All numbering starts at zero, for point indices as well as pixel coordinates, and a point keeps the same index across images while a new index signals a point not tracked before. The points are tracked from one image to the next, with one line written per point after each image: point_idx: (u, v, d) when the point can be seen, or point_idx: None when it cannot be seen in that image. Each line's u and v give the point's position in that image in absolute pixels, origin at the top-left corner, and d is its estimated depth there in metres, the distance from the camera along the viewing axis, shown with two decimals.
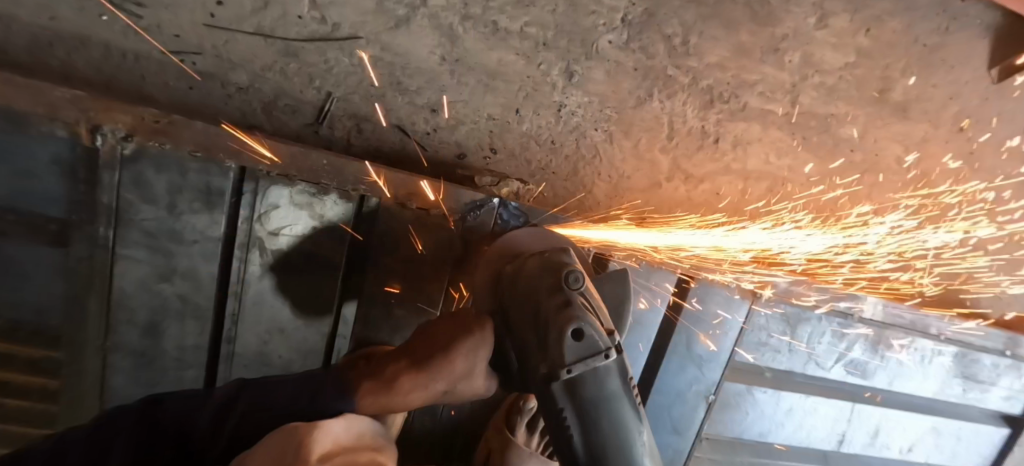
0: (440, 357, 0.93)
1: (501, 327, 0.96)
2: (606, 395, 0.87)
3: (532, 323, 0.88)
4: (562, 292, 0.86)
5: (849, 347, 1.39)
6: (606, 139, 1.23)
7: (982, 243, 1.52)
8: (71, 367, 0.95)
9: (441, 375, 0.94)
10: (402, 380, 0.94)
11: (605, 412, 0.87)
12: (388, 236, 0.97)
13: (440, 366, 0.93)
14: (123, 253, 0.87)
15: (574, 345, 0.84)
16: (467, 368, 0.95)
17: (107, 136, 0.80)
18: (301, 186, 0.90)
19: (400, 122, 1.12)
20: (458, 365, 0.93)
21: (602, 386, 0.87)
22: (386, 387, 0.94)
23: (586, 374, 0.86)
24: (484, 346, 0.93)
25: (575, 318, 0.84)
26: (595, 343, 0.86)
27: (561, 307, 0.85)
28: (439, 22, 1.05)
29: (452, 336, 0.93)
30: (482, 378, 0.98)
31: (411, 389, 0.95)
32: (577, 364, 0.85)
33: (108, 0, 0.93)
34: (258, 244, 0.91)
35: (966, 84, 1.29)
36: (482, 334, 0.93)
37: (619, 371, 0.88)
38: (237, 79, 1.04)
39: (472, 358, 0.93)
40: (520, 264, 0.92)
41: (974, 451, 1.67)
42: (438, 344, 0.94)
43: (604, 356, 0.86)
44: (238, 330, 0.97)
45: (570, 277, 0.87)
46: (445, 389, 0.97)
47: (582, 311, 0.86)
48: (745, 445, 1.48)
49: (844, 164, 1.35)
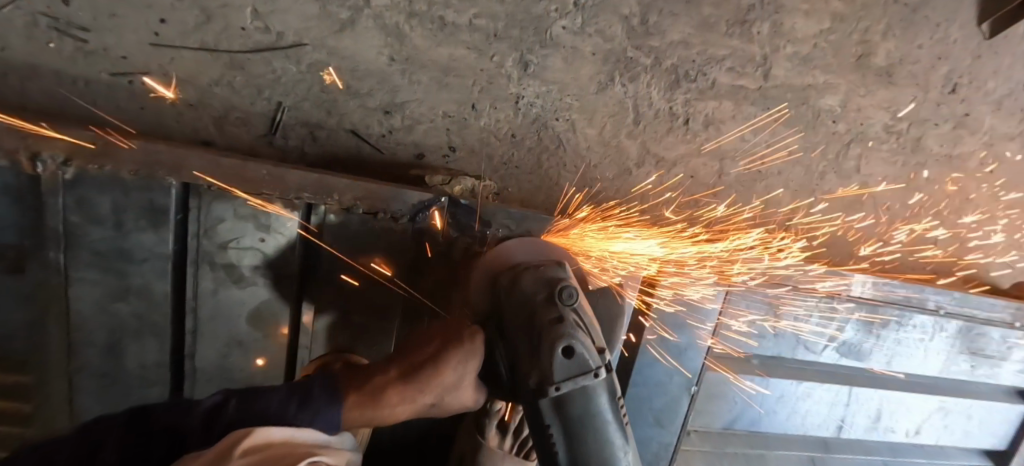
0: (431, 366, 0.83)
1: (491, 338, 0.90)
2: (593, 412, 0.84)
3: (522, 336, 0.84)
4: (556, 308, 0.83)
5: (840, 329, 1.34)
6: (569, 127, 1.18)
7: (985, 209, 1.43)
8: (39, 389, 0.95)
9: (430, 386, 0.83)
10: (390, 394, 0.81)
11: (591, 428, 0.84)
12: (339, 240, 0.96)
13: (429, 376, 0.83)
14: (76, 276, 0.88)
15: (564, 363, 0.81)
16: (455, 380, 0.85)
17: (47, 162, 0.79)
18: (245, 198, 0.89)
19: (354, 127, 1.10)
20: (447, 377, 0.84)
21: (590, 404, 0.83)
22: (374, 396, 0.81)
23: (574, 392, 0.82)
24: (473, 357, 0.86)
25: (567, 335, 0.81)
26: (585, 361, 0.82)
27: (554, 323, 0.82)
28: (385, 22, 1.03)
29: (440, 345, 0.86)
30: (470, 390, 0.88)
31: (398, 404, 0.82)
32: (566, 381, 0.81)
33: (54, 26, 0.94)
34: (207, 259, 0.91)
35: (955, 42, 1.21)
36: (472, 344, 0.87)
37: (607, 389, 0.85)
38: (187, 96, 1.03)
39: (461, 369, 0.85)
40: (515, 276, 0.87)
41: (990, 430, 1.58)
42: (425, 354, 0.86)
43: (593, 374, 0.83)
44: (197, 345, 0.97)
45: (565, 292, 0.84)
46: (433, 404, 0.86)
47: (575, 328, 0.83)
48: (739, 435, 1.43)
49: (828, 137, 1.28)
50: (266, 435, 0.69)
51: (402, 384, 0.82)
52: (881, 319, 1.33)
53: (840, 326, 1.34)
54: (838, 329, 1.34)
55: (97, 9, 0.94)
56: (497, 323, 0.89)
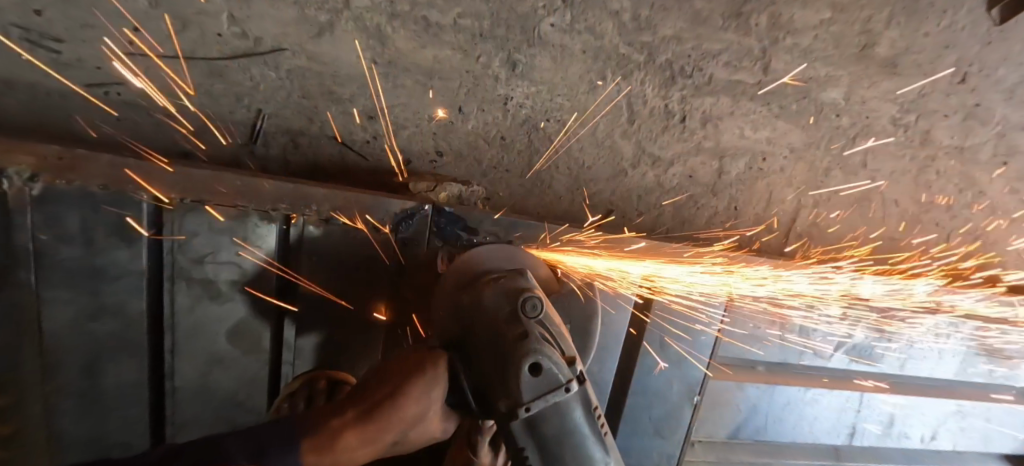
0: (394, 400, 0.75)
1: (458, 360, 0.83)
2: (569, 429, 0.80)
3: (489, 357, 0.79)
4: (520, 322, 0.79)
5: (849, 332, 1.29)
6: (561, 129, 1.14)
7: (999, 203, 1.37)
8: (13, 416, 0.90)
9: (395, 422, 0.75)
10: (348, 436, 0.72)
11: (569, 448, 0.80)
12: (319, 253, 0.92)
13: (390, 414, 0.74)
14: (49, 295, 0.85)
15: (531, 381, 0.76)
16: (421, 412, 0.77)
17: (13, 178, 0.76)
18: (219, 211, 0.85)
19: (338, 134, 1.07)
20: (412, 410, 0.76)
21: (565, 421, 0.79)
22: (332, 440, 0.71)
23: (546, 409, 0.78)
24: (439, 385, 0.79)
25: (534, 351, 0.76)
26: (555, 377, 0.78)
27: (520, 339, 0.77)
28: (366, 24, 1.00)
29: (402, 375, 0.78)
30: (438, 421, 0.81)
31: (358, 446, 0.73)
32: (536, 400, 0.76)
33: (26, 38, 0.91)
34: (182, 275, 0.88)
35: (962, 28, 1.16)
36: (435, 373, 0.80)
37: (582, 402, 0.81)
38: (164, 106, 1.00)
39: (426, 399, 0.78)
40: (476, 292, 0.83)
41: (1009, 433, 1.52)
42: (384, 387, 0.77)
43: (565, 389, 0.79)
44: (176, 363, 0.94)
45: (528, 304, 0.79)
46: (397, 441, 0.77)
47: (540, 343, 0.78)
48: (744, 444, 1.38)
49: (831, 131, 1.23)
50: None
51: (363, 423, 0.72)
52: (892, 321, 1.28)
53: (849, 330, 1.28)
54: (847, 331, 1.29)
55: (70, 20, 0.92)
56: (464, 343, 0.84)
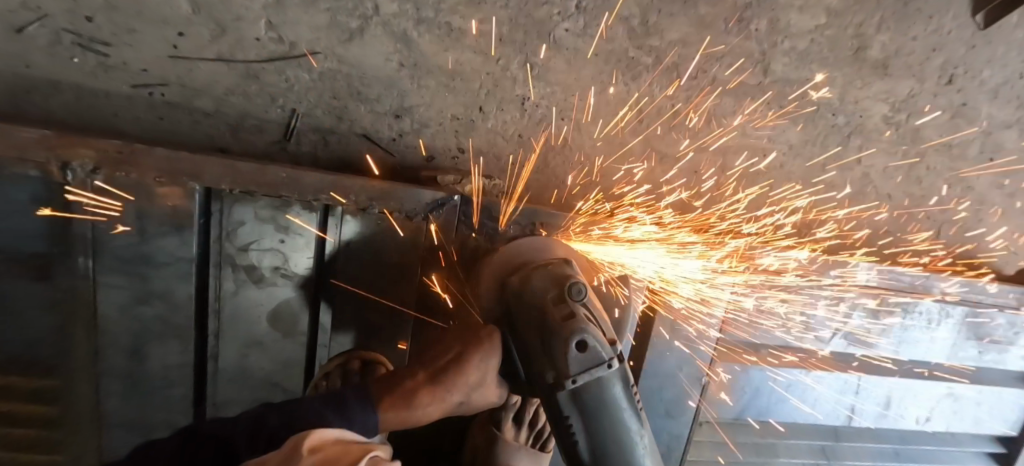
0: (455, 366, 0.89)
1: (507, 336, 0.96)
2: (608, 399, 0.91)
3: (536, 334, 0.89)
4: (566, 304, 0.88)
5: (848, 316, 1.36)
6: (574, 127, 1.21)
7: (988, 198, 1.45)
8: (65, 396, 0.99)
9: (457, 385, 0.90)
10: (421, 395, 0.88)
11: (607, 416, 0.91)
12: (357, 240, 0.99)
13: (454, 377, 0.89)
14: (104, 280, 0.92)
15: (578, 356, 0.86)
16: (478, 378, 0.91)
17: (77, 171, 0.83)
18: (264, 201, 0.92)
19: (365, 131, 1.14)
20: (470, 376, 0.90)
21: (605, 393, 0.90)
22: (407, 399, 0.87)
23: (589, 382, 0.88)
24: (494, 354, 0.92)
25: (580, 330, 0.86)
26: (598, 353, 0.88)
27: (566, 320, 0.87)
28: (393, 29, 1.06)
29: (460, 346, 0.92)
30: (493, 387, 0.95)
31: (429, 404, 0.88)
32: (582, 374, 0.87)
33: (76, 42, 0.97)
34: (229, 261, 0.95)
35: (949, 33, 1.24)
36: (491, 344, 0.92)
37: (621, 378, 0.92)
38: (203, 106, 1.06)
39: (483, 367, 0.91)
40: (525, 276, 0.93)
41: (1001, 417, 1.60)
42: (448, 355, 0.92)
43: (607, 365, 0.89)
44: (219, 346, 1.00)
45: (573, 289, 0.89)
46: (461, 401, 0.92)
47: (586, 323, 0.88)
48: (749, 426, 1.46)
49: (827, 129, 1.31)
50: (319, 436, 0.65)
51: (432, 385, 0.88)
52: (888, 306, 1.35)
53: (847, 315, 1.36)
54: (845, 316, 1.36)
55: (117, 25, 0.97)
56: (510, 322, 0.95)
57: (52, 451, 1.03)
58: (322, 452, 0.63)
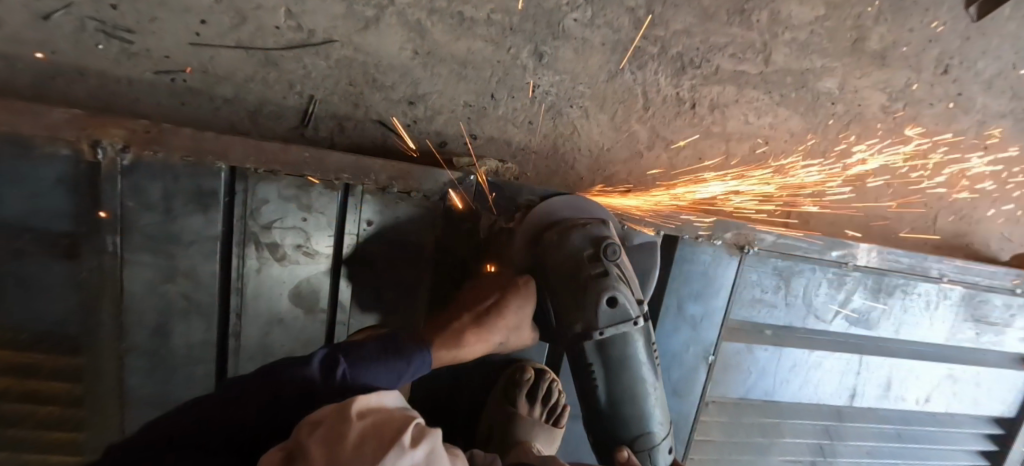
0: (495, 312, 1.03)
1: (540, 285, 1.06)
2: (630, 353, 1.03)
3: (569, 287, 1.00)
4: (600, 263, 0.98)
5: (848, 297, 1.40)
6: (583, 115, 1.24)
7: (984, 186, 1.49)
8: (90, 373, 1.02)
9: (497, 328, 1.04)
10: (467, 335, 1.02)
11: (628, 369, 1.04)
12: (378, 220, 1.04)
13: (495, 320, 1.03)
14: (130, 258, 0.95)
15: (607, 311, 0.99)
16: (515, 321, 1.06)
17: (107, 149, 0.86)
18: (287, 180, 0.96)
19: (380, 117, 1.14)
20: (509, 319, 1.04)
21: (628, 347, 1.03)
22: (455, 338, 1.01)
23: (615, 335, 1.01)
24: (529, 302, 1.06)
25: (611, 287, 0.98)
26: (625, 311, 1.00)
27: (599, 277, 0.98)
28: (408, 18, 1.08)
29: (503, 292, 1.05)
30: (529, 330, 1.10)
31: (474, 342, 1.03)
32: (609, 327, 1.00)
33: (101, 28, 0.97)
34: (253, 239, 0.99)
35: (944, 25, 1.28)
36: (526, 292, 1.05)
37: (643, 335, 1.05)
38: (223, 92, 1.05)
39: (520, 312, 1.05)
40: (563, 233, 1.00)
41: (998, 398, 1.64)
42: (489, 299, 1.05)
43: (633, 322, 1.02)
44: (242, 323, 1.05)
45: (608, 250, 0.98)
46: (501, 340, 1.08)
47: (617, 281, 0.99)
48: (754, 406, 1.49)
49: (827, 118, 1.34)
50: (364, 403, 0.68)
51: (477, 327, 1.02)
52: (887, 287, 1.39)
53: (848, 296, 1.40)
54: (845, 297, 1.40)
55: (140, 13, 0.97)
56: (542, 274, 1.05)
57: (78, 430, 1.07)
58: (368, 417, 0.65)
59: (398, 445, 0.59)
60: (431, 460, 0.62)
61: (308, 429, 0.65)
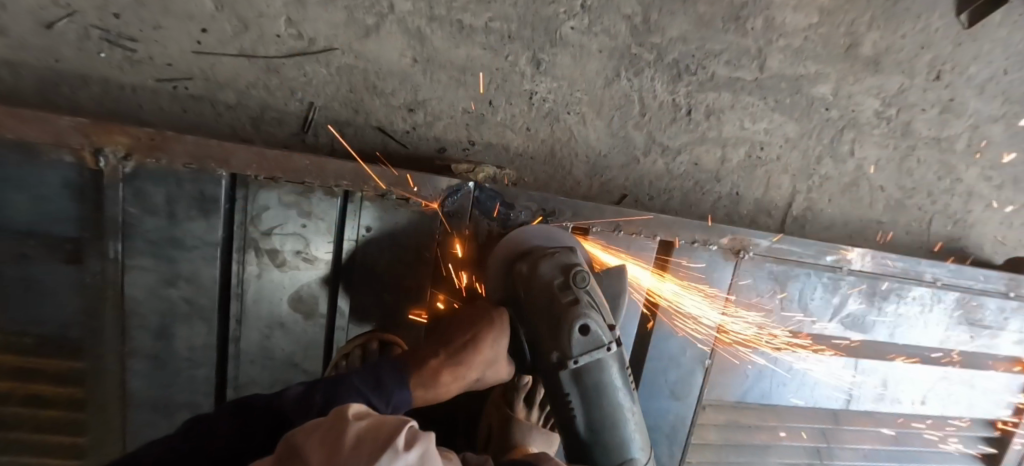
0: (473, 346, 0.98)
1: (516, 316, 1.08)
2: (606, 380, 1.04)
3: (543, 316, 1.02)
4: (571, 291, 1.01)
5: (844, 301, 1.42)
6: (580, 121, 1.26)
7: (977, 190, 1.51)
8: (93, 376, 1.04)
9: (475, 364, 0.99)
10: (444, 375, 0.95)
11: (605, 396, 1.04)
12: (378, 229, 1.06)
13: (471, 356, 0.98)
14: (132, 263, 0.96)
15: (581, 338, 1.00)
16: (493, 356, 1.02)
17: (109, 157, 0.88)
18: (287, 187, 0.98)
19: (380, 124, 1.16)
20: (487, 354, 1.00)
21: (604, 374, 1.03)
22: (433, 378, 0.94)
23: (590, 363, 1.02)
24: (504, 335, 1.03)
25: (583, 315, 1.00)
26: (598, 337, 1.01)
27: (571, 305, 1.00)
28: (407, 26, 1.10)
29: (477, 326, 1.01)
30: (506, 365, 1.06)
31: (451, 382, 0.96)
32: (583, 355, 1.00)
33: (104, 36, 0.98)
34: (253, 245, 1.00)
35: (936, 31, 1.30)
36: (501, 324, 1.04)
37: (617, 361, 1.05)
38: (225, 98, 1.07)
39: (497, 346, 1.02)
40: (534, 263, 1.03)
41: (993, 400, 1.66)
42: (465, 335, 1.00)
43: (606, 349, 1.03)
44: (242, 328, 1.06)
45: (577, 277, 1.00)
46: (478, 378, 1.02)
47: (588, 308, 1.01)
48: (752, 409, 1.50)
49: (822, 123, 1.36)
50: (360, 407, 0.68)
51: (453, 365, 0.96)
52: (883, 290, 1.41)
53: (843, 300, 1.41)
54: (841, 301, 1.41)
55: (143, 21, 0.99)
56: (517, 304, 1.08)
57: (79, 433, 1.08)
58: (366, 421, 0.65)
59: (390, 449, 0.58)
60: (425, 462, 0.61)
61: (305, 437, 0.64)
